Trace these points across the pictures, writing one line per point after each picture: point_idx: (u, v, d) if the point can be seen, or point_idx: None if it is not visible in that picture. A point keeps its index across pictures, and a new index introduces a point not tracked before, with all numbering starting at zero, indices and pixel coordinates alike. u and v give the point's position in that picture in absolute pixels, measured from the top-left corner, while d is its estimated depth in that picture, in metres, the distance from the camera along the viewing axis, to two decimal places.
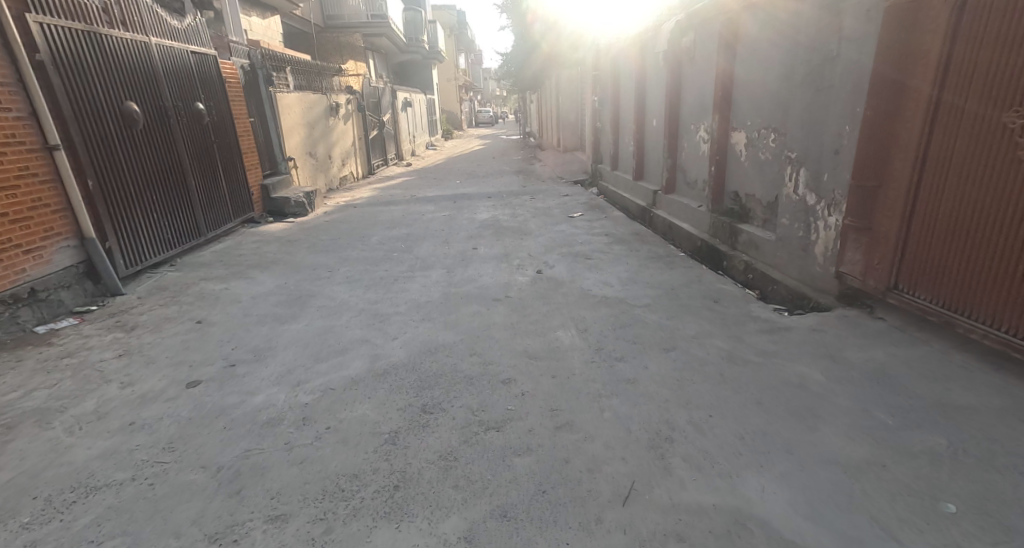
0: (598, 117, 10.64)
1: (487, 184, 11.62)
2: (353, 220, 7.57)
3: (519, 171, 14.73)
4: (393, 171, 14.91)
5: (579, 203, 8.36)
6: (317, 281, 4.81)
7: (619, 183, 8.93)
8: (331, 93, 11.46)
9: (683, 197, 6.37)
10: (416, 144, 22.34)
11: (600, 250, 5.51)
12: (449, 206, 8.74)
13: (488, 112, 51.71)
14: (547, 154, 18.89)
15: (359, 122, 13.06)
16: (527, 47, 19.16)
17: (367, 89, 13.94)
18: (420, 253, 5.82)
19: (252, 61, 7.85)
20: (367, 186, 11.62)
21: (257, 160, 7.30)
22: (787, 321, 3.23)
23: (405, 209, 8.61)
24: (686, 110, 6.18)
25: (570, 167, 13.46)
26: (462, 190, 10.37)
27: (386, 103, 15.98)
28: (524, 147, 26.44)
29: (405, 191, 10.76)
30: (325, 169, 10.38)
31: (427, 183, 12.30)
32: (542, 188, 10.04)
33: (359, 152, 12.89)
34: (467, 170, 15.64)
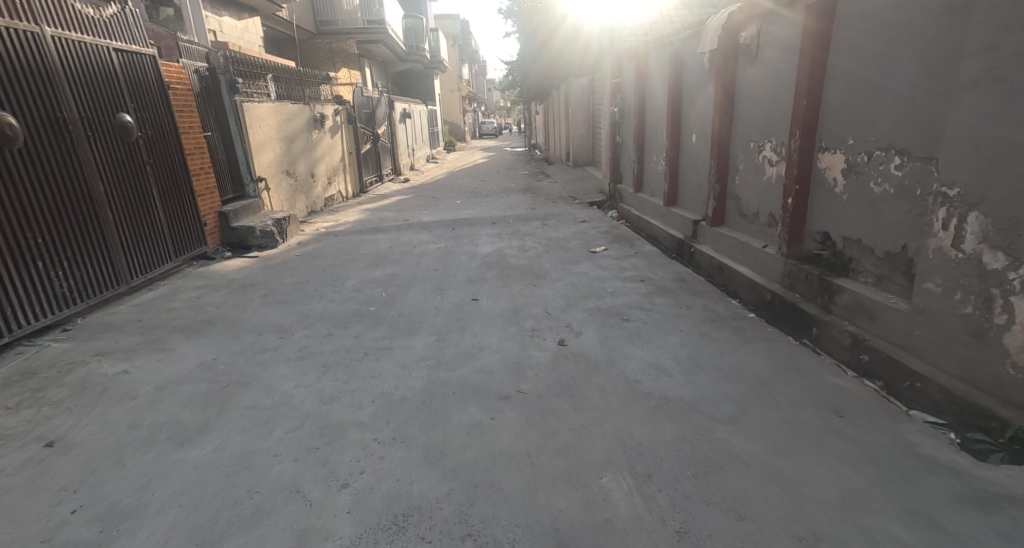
0: (617, 131, 9.42)
1: (492, 206, 10.41)
2: (330, 256, 6.34)
3: (525, 189, 13.52)
4: (388, 189, 13.71)
5: (599, 233, 7.13)
6: (264, 353, 3.60)
7: (646, 208, 7.69)
8: (316, 104, 10.28)
9: (736, 233, 5.12)
10: (415, 157, 21.18)
11: (637, 305, 4.28)
12: (446, 235, 7.53)
13: (491, 123, 50.72)
14: (554, 169, 17.70)
15: (349, 136, 11.87)
16: (534, 56, 18.09)
17: (360, 99, 12.79)
18: (406, 305, 4.60)
19: (212, 64, 6.64)
20: (355, 207, 10.40)
21: (209, 183, 6.06)
22: (995, 482, 2.02)
23: (395, 238, 7.39)
24: (743, 123, 4.93)
25: (582, 185, 12.28)
26: (462, 213, 9.17)
27: (382, 114, 14.83)
28: (529, 161, 25.27)
29: (398, 214, 9.56)
30: (306, 189, 9.17)
31: (423, 204, 11.10)
32: (553, 212, 8.82)
33: (349, 168, 11.68)
34: (469, 187, 14.44)
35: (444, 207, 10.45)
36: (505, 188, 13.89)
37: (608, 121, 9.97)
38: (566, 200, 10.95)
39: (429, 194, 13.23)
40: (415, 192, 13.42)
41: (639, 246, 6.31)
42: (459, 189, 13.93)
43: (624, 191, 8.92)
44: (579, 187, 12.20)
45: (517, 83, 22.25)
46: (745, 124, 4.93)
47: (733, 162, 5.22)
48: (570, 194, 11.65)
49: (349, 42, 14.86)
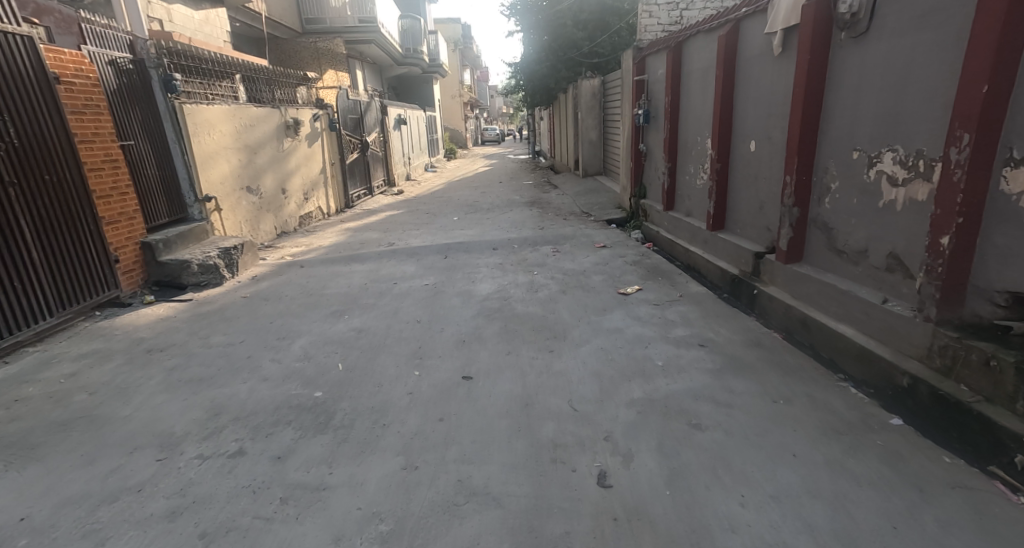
0: (641, 138, 8.09)
1: (493, 224, 9.08)
2: (287, 299, 5.04)
3: (530, 203, 12.18)
4: (378, 203, 12.38)
5: (626, 264, 5.78)
6: (120, 499, 2.24)
7: (685, 232, 6.34)
8: (291, 108, 9.00)
9: (826, 276, 3.76)
10: (412, 167, 19.88)
11: (705, 394, 2.93)
12: (437, 267, 6.19)
13: (494, 130, 49.48)
14: (561, 179, 16.36)
15: (331, 145, 10.56)
16: (540, 57, 16.81)
17: (345, 104, 11.48)
18: (371, 388, 3.25)
19: (140, 56, 5.30)
20: (335, 228, 9.08)
21: (126, 207, 4.69)
22: None
23: (375, 270, 6.06)
24: (844, 126, 3.60)
25: (595, 198, 10.97)
26: (458, 236, 7.84)
27: (372, 120, 13.57)
28: (534, 170, 23.95)
29: (384, 236, 8.23)
30: (272, 209, 7.86)
31: (415, 222, 9.77)
32: (566, 233, 7.47)
33: (329, 182, 10.36)
34: (468, 200, 13.09)
35: (438, 227, 9.11)
36: (508, 202, 12.57)
37: (629, 127, 8.66)
38: (578, 217, 9.62)
39: (424, 208, 11.90)
40: (408, 207, 12.10)
41: (681, 285, 4.96)
42: (456, 203, 12.61)
43: (653, 209, 7.57)
44: (592, 201, 10.86)
45: (521, 88, 20.98)
46: (846, 127, 3.58)
47: (823, 180, 3.87)
48: (582, 210, 10.30)
49: (336, 42, 13.59)
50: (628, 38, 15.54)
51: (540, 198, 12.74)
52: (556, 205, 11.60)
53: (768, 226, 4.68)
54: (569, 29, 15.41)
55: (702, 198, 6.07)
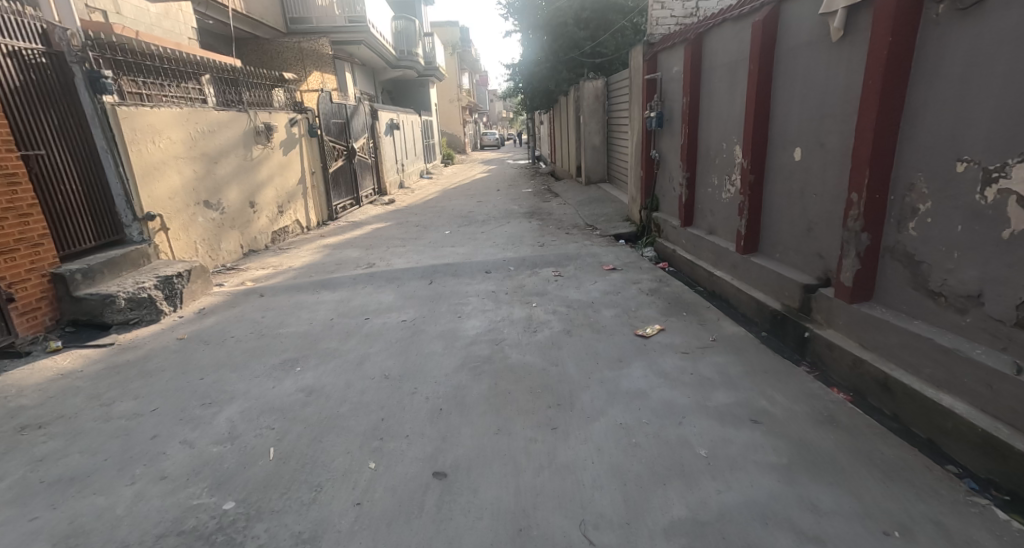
0: (653, 145, 7.24)
1: (487, 240, 8.22)
2: (234, 341, 4.17)
3: (529, 213, 11.33)
4: (365, 214, 11.54)
5: (640, 293, 4.92)
6: None
7: (709, 253, 5.47)
8: (263, 112, 8.16)
9: (912, 325, 2.88)
10: (405, 173, 19.06)
11: (777, 516, 2.06)
12: (419, 295, 5.33)
13: (493, 135, 48.70)
14: (562, 186, 15.53)
15: (310, 153, 9.71)
16: (540, 58, 16.00)
17: (328, 108, 10.65)
18: (308, 491, 2.40)
19: (60, 48, 4.45)
20: (311, 245, 8.22)
21: (28, 230, 3.88)
22: None
23: (347, 300, 5.20)
24: (943, 126, 2.72)
25: (599, 209, 10.14)
26: (448, 255, 6.99)
27: (359, 126, 12.75)
28: (534, 175, 23.11)
29: (366, 255, 7.38)
30: (235, 225, 6.99)
31: (402, 237, 8.92)
32: (569, 253, 6.62)
33: (307, 193, 9.50)
34: (461, 211, 12.26)
35: (426, 243, 8.26)
36: (505, 212, 11.72)
37: (638, 132, 7.82)
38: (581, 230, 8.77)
39: (413, 220, 11.06)
40: (397, 218, 11.25)
41: (710, 323, 4.10)
42: (449, 213, 11.76)
43: (668, 225, 6.72)
44: (595, 212, 10.02)
45: (520, 90, 20.17)
46: (949, 130, 2.70)
47: (905, 199, 2.97)
48: (585, 222, 9.44)
49: (322, 42, 12.78)
50: (633, 37, 14.71)
51: (539, 208, 11.90)
52: (557, 216, 10.74)
53: (821, 253, 3.81)
54: (570, 27, 14.58)
55: (729, 214, 5.21)
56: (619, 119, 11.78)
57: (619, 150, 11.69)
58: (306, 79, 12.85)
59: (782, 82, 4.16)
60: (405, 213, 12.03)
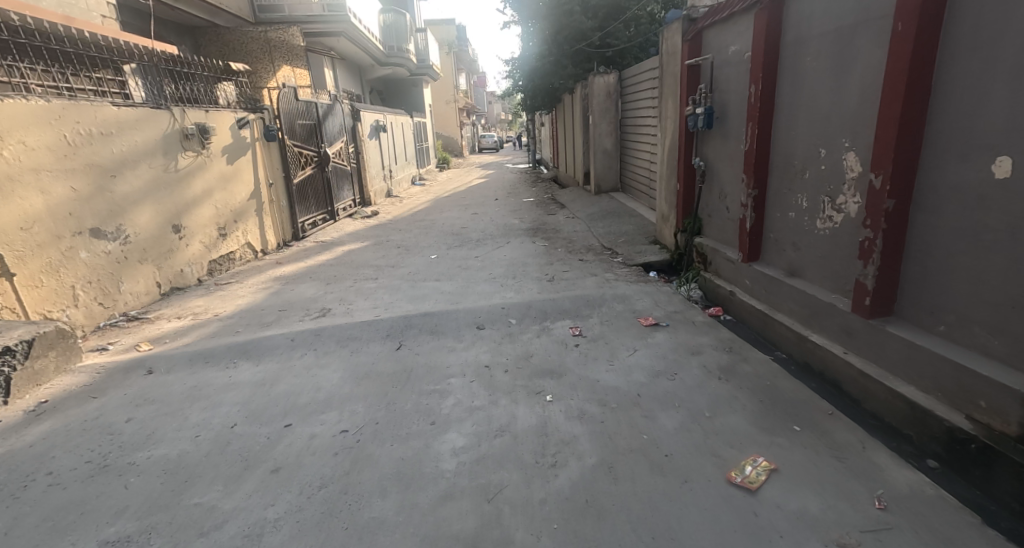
0: (695, 151, 5.63)
1: (479, 271, 6.58)
2: (50, 478, 2.53)
3: (532, 229, 9.71)
4: (339, 232, 9.90)
5: (707, 375, 3.29)
6: None
7: (795, 305, 3.83)
8: (202, 112, 6.55)
9: None
10: (394, 180, 17.47)
11: None
12: (381, 372, 3.71)
13: (492, 137, 47.09)
14: (568, 195, 14.01)
15: (264, 162, 8.06)
16: (542, 52, 14.53)
17: (291, 109, 9.03)
18: None
19: None
20: (258, 279, 6.56)
21: None
22: None
23: (271, 381, 3.56)
24: None
25: (616, 226, 8.60)
26: (428, 298, 5.36)
27: (334, 128, 11.19)
28: (536, 181, 21.53)
29: (324, 294, 5.77)
30: (146, 258, 5.32)
31: (378, 265, 7.30)
32: (587, 297, 4.98)
33: (258, 211, 7.84)
34: (451, 226, 10.63)
35: (405, 274, 6.62)
36: (502, 228, 10.10)
37: (671, 134, 6.21)
38: (595, 255, 7.16)
39: (394, 239, 9.43)
40: (377, 237, 9.63)
41: (847, 451, 2.46)
42: (436, 230, 10.14)
43: (721, 257, 5.09)
44: (611, 232, 8.41)
45: (520, 88, 18.67)
46: None
47: None
48: (599, 245, 7.82)
49: (292, 31, 11.16)
50: (648, 27, 13.17)
51: (542, 223, 10.29)
52: (564, 233, 9.13)
53: None
54: (576, 16, 13.10)
55: (829, 252, 3.59)
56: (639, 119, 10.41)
57: (641, 155, 10.27)
58: (274, 73, 11.24)
59: (954, 53, 2.55)
60: (386, 230, 10.41)
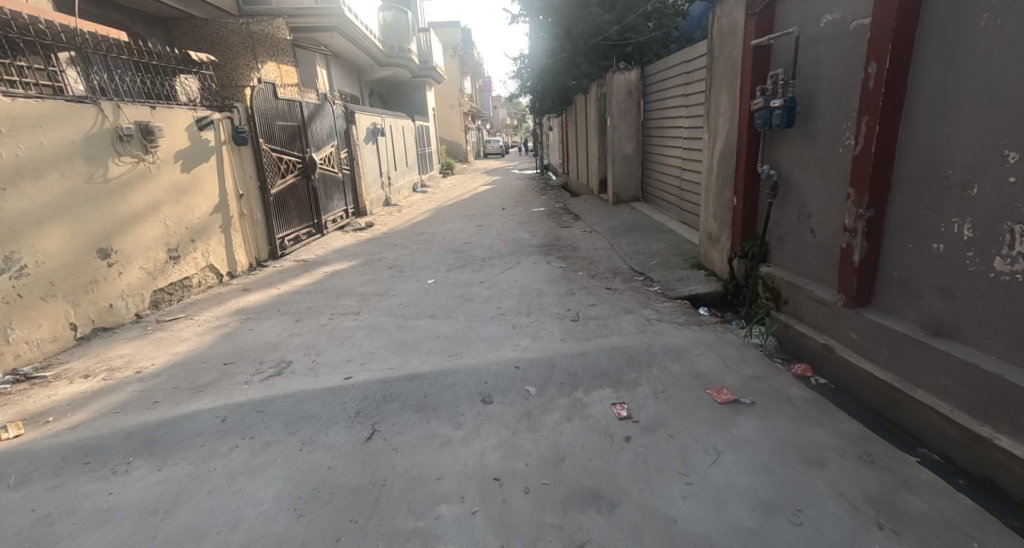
0: (763, 156, 4.43)
1: (484, 304, 5.38)
2: None
3: (544, 245, 8.53)
4: (325, 249, 8.73)
5: (868, 534, 2.09)
6: None
7: (953, 385, 2.63)
8: (149, 108, 5.36)
9: None
10: (392, 188, 16.32)
11: None
12: (341, 487, 2.50)
13: (496, 142, 46.06)
14: (581, 205, 12.87)
15: (233, 169, 6.89)
16: (553, 49, 13.48)
17: (268, 107, 7.87)
18: None
19: None
20: (213, 312, 5.37)
21: None
22: None
23: (168, 508, 2.35)
24: None
25: (644, 245, 7.41)
26: (418, 349, 4.16)
27: (323, 130, 10.11)
28: (545, 188, 20.40)
29: (290, 337, 4.58)
30: (57, 293, 4.15)
31: (366, 292, 6.13)
32: (628, 351, 3.77)
33: (225, 226, 6.66)
34: (452, 241, 9.45)
35: (394, 309, 5.44)
36: (510, 244, 8.92)
37: (727, 135, 5.03)
38: (624, 283, 5.96)
39: (388, 257, 8.28)
40: (369, 255, 8.47)
41: None
42: (435, 247, 8.97)
43: (805, 296, 3.88)
44: (638, 253, 7.22)
45: (527, 90, 17.62)
46: None
47: None
48: (626, 269, 6.62)
49: (277, 24, 10.00)
50: (672, 19, 12.27)
51: (556, 239, 9.11)
52: (582, 252, 7.92)
53: None
54: (595, 7, 12.18)
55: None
56: (667, 120, 9.28)
57: (670, 160, 9.12)
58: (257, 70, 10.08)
59: None
60: (379, 246, 9.25)
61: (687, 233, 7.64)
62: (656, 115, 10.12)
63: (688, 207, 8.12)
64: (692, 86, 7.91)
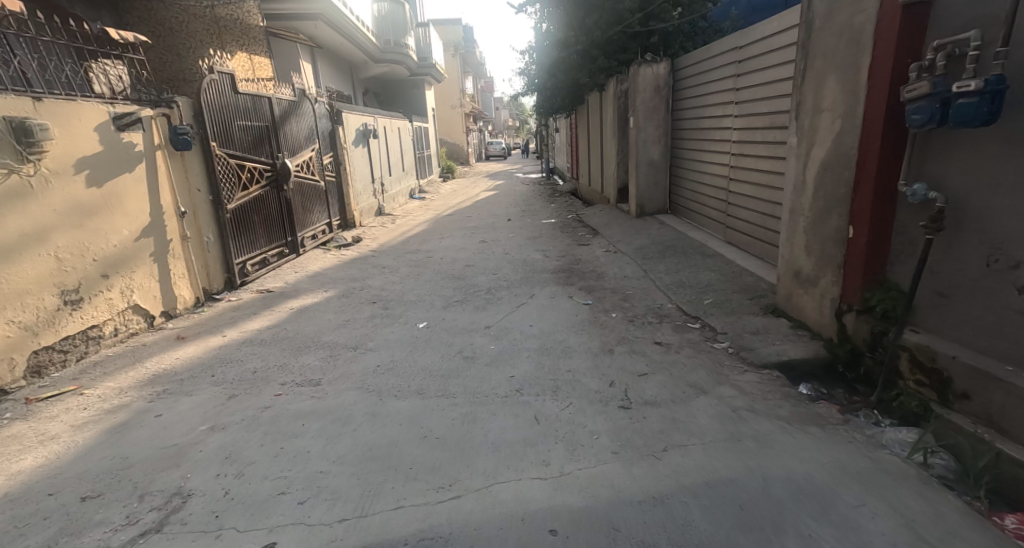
0: (908, 171, 3.01)
1: (489, 373, 3.94)
2: None
3: (561, 272, 7.12)
4: (299, 275, 7.32)
5: None
6: None
7: None
8: (33, 101, 3.91)
9: None
10: (386, 195, 14.95)
11: None
12: None
13: (499, 144, 44.74)
14: (597, 216, 11.50)
15: (174, 181, 5.45)
16: (565, 41, 12.17)
17: (224, 103, 6.46)
18: None
19: None
20: (118, 380, 3.93)
21: None
22: None
23: None
24: None
25: (690, 276, 6.02)
26: (391, 469, 2.72)
27: (300, 131, 8.77)
28: (552, 194, 19.03)
29: (211, 433, 3.15)
30: None
31: (336, 343, 4.72)
32: (731, 497, 2.34)
33: (160, 254, 5.21)
34: (450, 264, 8.06)
35: (368, 378, 4.02)
36: (518, 269, 7.49)
37: (833, 141, 3.61)
38: (676, 334, 4.52)
39: (373, 286, 6.87)
40: (350, 282, 7.07)
41: None
42: (430, 272, 7.57)
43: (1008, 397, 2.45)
44: (680, 286, 5.80)
45: (534, 88, 16.31)
46: None
47: None
48: (670, 312, 5.19)
49: (247, 7, 9.00)
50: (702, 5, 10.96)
51: (574, 262, 7.70)
52: (606, 282, 6.50)
53: None
54: None
55: None
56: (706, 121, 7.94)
57: (712, 168, 7.74)
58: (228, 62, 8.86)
59: None
60: (364, 270, 7.84)
61: (740, 259, 6.23)
62: (692, 114, 8.74)
63: (740, 226, 6.72)
64: (744, 78, 6.54)
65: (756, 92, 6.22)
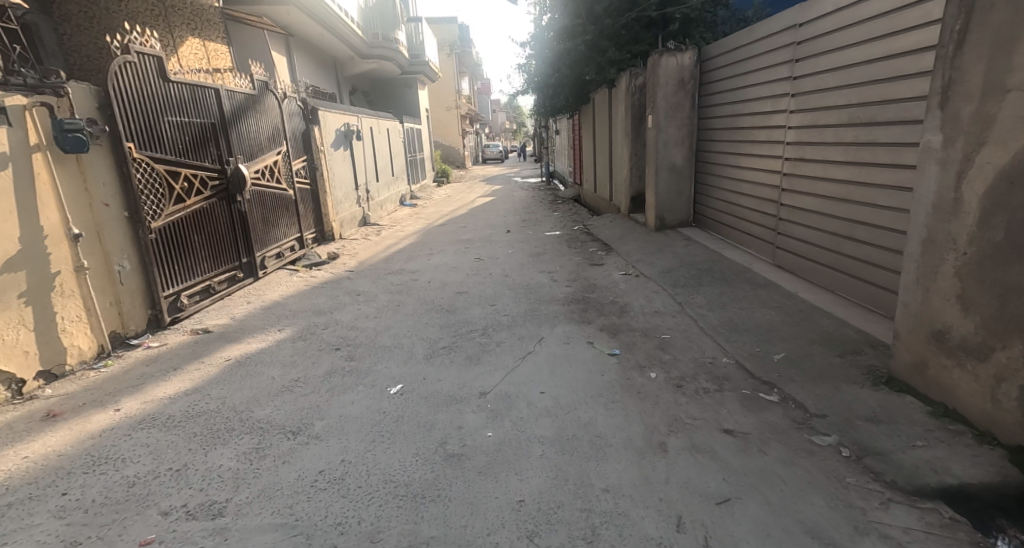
0: None
1: (485, 493, 2.62)
2: None
3: (573, 304, 5.83)
4: (253, 307, 5.98)
5: None
6: None
7: None
8: None
9: None
10: (371, 203, 13.67)
11: None
12: None
13: (496, 146, 43.60)
14: (607, 229, 10.22)
15: (64, 196, 4.11)
16: (571, 30, 10.94)
17: (150, 94, 5.13)
18: None
19: None
20: None
21: None
22: None
23: None
24: None
25: (745, 316, 4.74)
26: None
27: (263, 130, 7.50)
28: (554, 200, 17.77)
29: None
30: None
31: (270, 424, 3.38)
32: None
33: (40, 295, 3.86)
34: (439, 291, 6.75)
35: (300, 500, 2.67)
36: (520, 299, 6.19)
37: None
38: (750, 415, 3.21)
39: (342, 323, 5.56)
40: (315, 317, 5.74)
41: None
42: (413, 302, 6.26)
43: None
44: (733, 331, 4.49)
45: (534, 86, 15.10)
46: None
47: None
48: (729, 371, 3.87)
49: None
50: None
51: (588, 290, 6.38)
52: (632, 321, 5.19)
53: None
54: None
55: None
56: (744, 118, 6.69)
57: (754, 175, 6.45)
58: (178, 48, 7.56)
59: None
60: (336, 300, 6.52)
61: (804, 292, 4.93)
62: (724, 111, 7.47)
63: (798, 248, 5.41)
64: (803, 64, 5.27)
65: (822, 80, 4.94)
